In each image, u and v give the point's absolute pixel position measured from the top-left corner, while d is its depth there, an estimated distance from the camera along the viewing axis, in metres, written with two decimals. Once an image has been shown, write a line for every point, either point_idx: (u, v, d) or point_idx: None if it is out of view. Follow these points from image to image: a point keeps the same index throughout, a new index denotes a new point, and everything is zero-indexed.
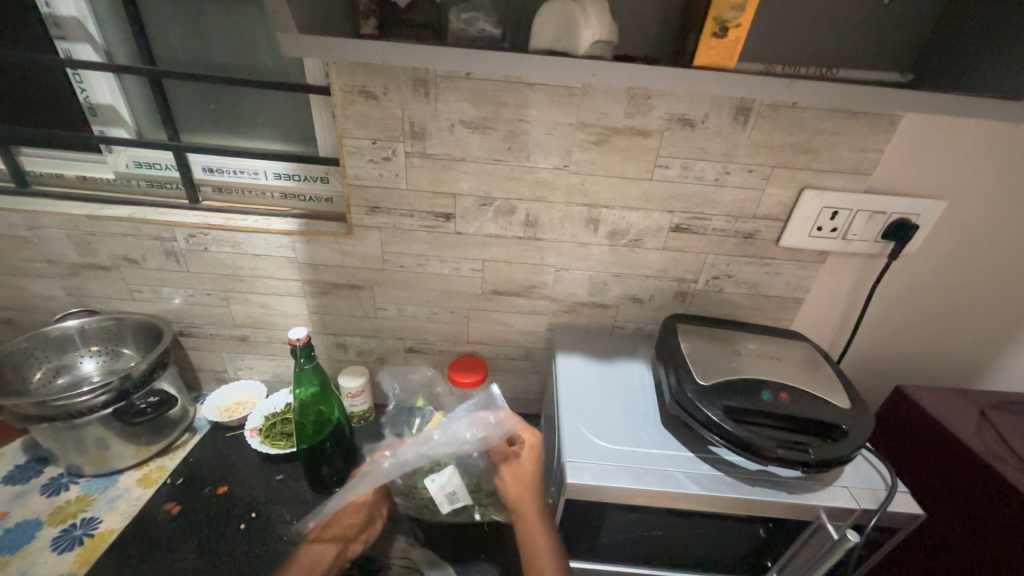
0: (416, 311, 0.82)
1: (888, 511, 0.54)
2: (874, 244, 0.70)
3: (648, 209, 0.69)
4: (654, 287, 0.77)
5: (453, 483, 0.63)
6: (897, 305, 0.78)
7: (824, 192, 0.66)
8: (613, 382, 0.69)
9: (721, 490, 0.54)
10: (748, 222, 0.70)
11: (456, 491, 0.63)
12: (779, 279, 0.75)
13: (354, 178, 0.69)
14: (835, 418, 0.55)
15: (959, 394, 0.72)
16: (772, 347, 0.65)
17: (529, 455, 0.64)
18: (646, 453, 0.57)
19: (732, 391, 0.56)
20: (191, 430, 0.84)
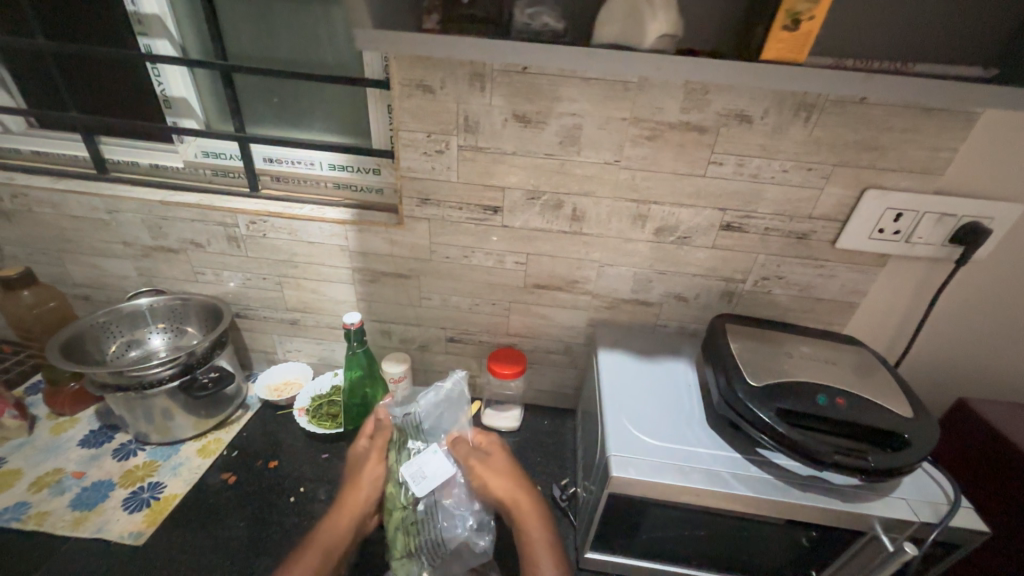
0: (459, 302, 0.84)
1: (948, 526, 0.51)
2: (940, 247, 0.67)
3: (699, 206, 0.68)
4: (700, 285, 0.76)
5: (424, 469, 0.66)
6: (959, 313, 0.74)
7: (888, 193, 0.63)
8: (656, 379, 0.69)
9: (770, 493, 0.53)
10: (804, 222, 0.68)
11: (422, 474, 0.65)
12: (833, 281, 0.73)
13: (408, 170, 0.70)
14: (896, 427, 0.53)
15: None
16: (826, 350, 0.63)
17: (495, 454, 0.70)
18: (692, 451, 0.57)
19: (785, 393, 0.55)
20: (244, 406, 0.89)
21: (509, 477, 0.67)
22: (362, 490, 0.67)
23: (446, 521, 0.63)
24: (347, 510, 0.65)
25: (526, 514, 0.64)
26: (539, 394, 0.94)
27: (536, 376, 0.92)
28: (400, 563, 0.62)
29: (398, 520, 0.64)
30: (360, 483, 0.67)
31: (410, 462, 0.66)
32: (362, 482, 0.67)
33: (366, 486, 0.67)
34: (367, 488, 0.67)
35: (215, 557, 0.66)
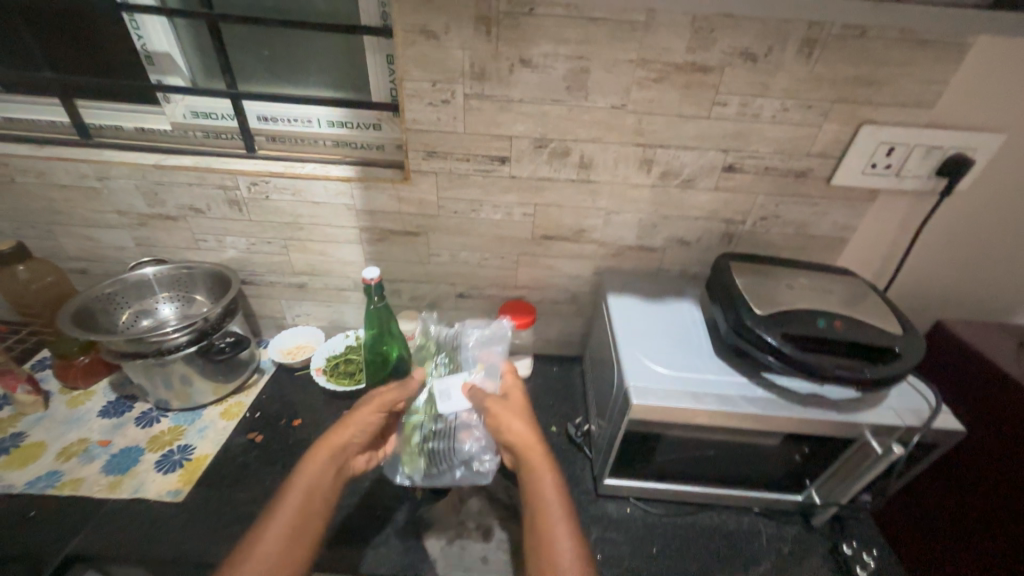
0: (468, 257, 0.85)
1: (931, 427, 0.57)
2: (926, 180, 0.71)
3: (703, 148, 0.70)
4: (701, 229, 0.79)
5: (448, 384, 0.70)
6: (939, 243, 0.79)
7: (883, 127, 0.66)
8: (665, 318, 0.72)
9: (776, 410, 0.58)
10: (802, 160, 0.71)
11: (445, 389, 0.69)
12: (827, 219, 0.76)
13: (413, 123, 0.70)
14: (888, 344, 0.58)
15: (996, 329, 0.74)
16: (822, 280, 0.68)
17: (517, 395, 0.68)
18: (704, 378, 0.61)
19: (789, 319, 0.59)
20: (259, 370, 0.90)
21: (526, 419, 0.64)
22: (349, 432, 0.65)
23: (460, 437, 0.68)
24: (330, 450, 0.62)
25: (537, 461, 0.59)
26: (547, 344, 0.98)
27: (544, 327, 0.95)
28: (408, 459, 0.70)
29: (414, 422, 0.71)
30: (348, 425, 0.65)
31: (441, 379, 0.71)
32: (352, 423, 0.65)
33: (353, 428, 0.65)
34: (355, 430, 0.65)
35: (253, 508, 0.69)
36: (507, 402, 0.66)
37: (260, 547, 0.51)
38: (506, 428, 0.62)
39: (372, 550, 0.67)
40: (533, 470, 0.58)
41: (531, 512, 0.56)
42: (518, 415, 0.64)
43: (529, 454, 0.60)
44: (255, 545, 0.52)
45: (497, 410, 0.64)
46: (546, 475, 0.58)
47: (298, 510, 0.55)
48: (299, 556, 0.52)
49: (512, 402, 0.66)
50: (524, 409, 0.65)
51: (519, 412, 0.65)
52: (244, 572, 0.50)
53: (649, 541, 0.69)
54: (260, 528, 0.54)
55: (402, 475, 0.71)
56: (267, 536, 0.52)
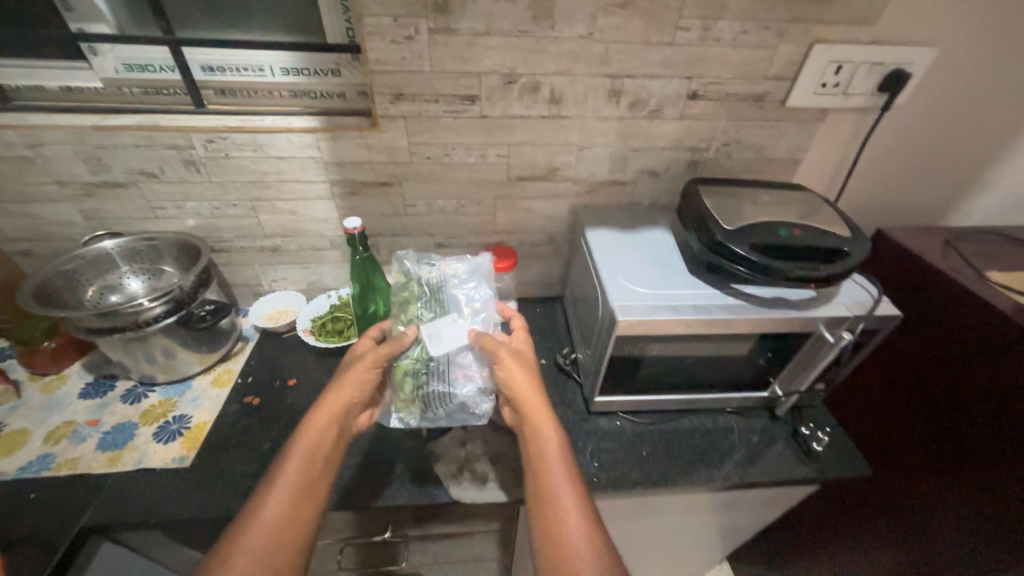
0: (444, 204, 0.85)
1: (873, 315, 0.65)
2: (870, 96, 0.76)
3: (668, 76, 0.71)
4: (669, 159, 0.82)
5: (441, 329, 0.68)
6: (879, 157, 0.87)
7: (832, 45, 0.70)
8: (641, 245, 0.77)
9: (744, 314, 0.64)
10: (760, 83, 0.74)
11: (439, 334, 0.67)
12: (782, 140, 0.81)
13: (376, 63, 0.67)
14: (839, 246, 0.64)
15: (928, 231, 0.84)
16: (781, 196, 0.73)
17: (523, 351, 0.70)
18: (681, 293, 0.66)
19: (754, 231, 0.64)
20: (243, 338, 0.89)
21: (532, 374, 0.66)
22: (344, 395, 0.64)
23: (453, 379, 0.67)
24: (327, 414, 0.63)
25: (540, 414, 0.63)
26: (528, 286, 1.01)
27: (524, 269, 0.98)
28: (402, 404, 0.68)
29: (405, 367, 0.67)
30: (343, 387, 0.64)
31: (432, 323, 0.69)
32: (346, 385, 0.64)
33: (347, 390, 0.64)
34: (351, 390, 0.65)
35: (263, 463, 0.71)
36: (517, 356, 0.67)
37: (263, 509, 0.54)
38: (513, 381, 0.64)
39: (386, 485, 0.71)
40: (534, 422, 0.62)
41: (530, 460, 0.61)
42: (525, 370, 0.66)
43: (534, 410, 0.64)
44: (262, 507, 0.55)
45: (508, 363, 0.65)
46: (548, 426, 0.62)
47: (297, 473, 0.58)
48: (302, 517, 0.56)
49: (523, 357, 0.68)
50: (529, 364, 0.68)
51: (526, 367, 0.67)
52: (251, 534, 0.53)
53: (639, 445, 0.77)
54: (265, 490, 0.56)
55: (397, 419, 0.69)
56: (271, 498, 0.55)
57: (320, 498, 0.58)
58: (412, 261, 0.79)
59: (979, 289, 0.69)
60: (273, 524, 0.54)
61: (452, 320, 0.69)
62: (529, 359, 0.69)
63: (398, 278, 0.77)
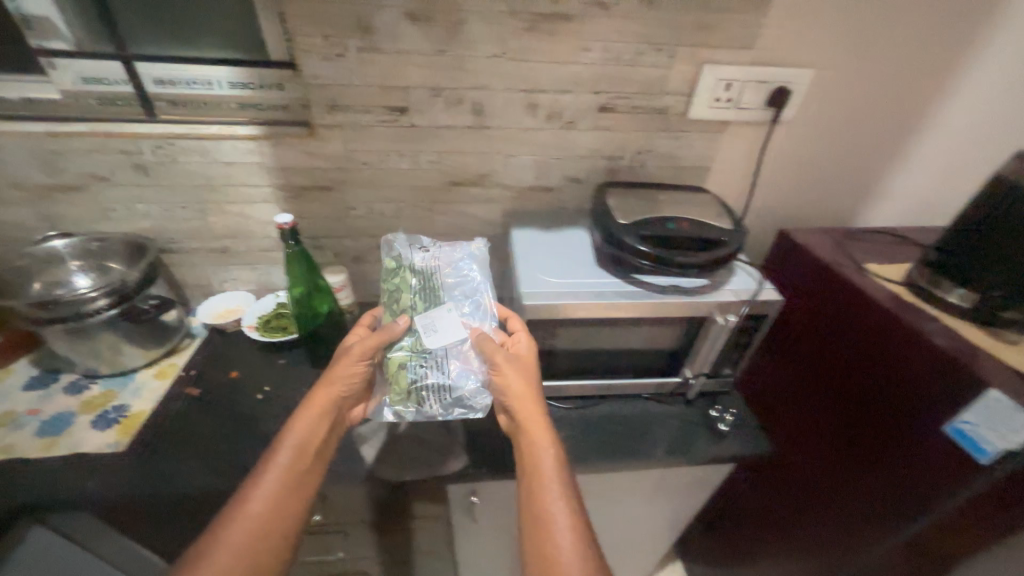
0: (384, 208, 0.92)
1: (757, 299, 0.72)
2: (762, 110, 0.85)
3: (578, 91, 0.80)
4: (588, 166, 0.90)
5: (437, 322, 0.69)
6: (784, 166, 0.94)
7: (719, 66, 0.80)
8: (559, 242, 0.84)
9: (638, 298, 0.71)
10: (662, 98, 0.83)
11: (433, 326, 0.69)
12: (690, 150, 0.90)
13: (312, 77, 0.74)
14: (721, 236, 0.71)
15: (825, 231, 0.91)
16: (680, 195, 0.81)
17: (527, 354, 0.71)
18: (584, 281, 0.73)
19: (645, 224, 0.72)
20: (191, 335, 0.93)
21: (531, 380, 0.67)
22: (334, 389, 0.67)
23: (450, 370, 0.68)
24: (317, 408, 0.66)
25: (535, 425, 0.64)
26: None
27: None
28: (397, 396, 0.67)
29: (399, 359, 0.68)
30: (333, 381, 0.68)
31: (426, 315, 0.70)
32: (336, 378, 0.68)
33: (338, 384, 0.68)
34: (341, 384, 0.68)
35: (195, 448, 0.74)
36: (517, 360, 0.68)
37: (251, 501, 0.58)
38: (510, 387, 0.66)
39: None
40: (529, 430, 0.64)
41: (524, 468, 0.63)
42: (523, 375, 0.67)
43: (532, 418, 0.65)
44: (253, 498, 0.58)
45: (506, 368, 0.66)
46: (542, 434, 0.64)
47: (291, 469, 0.61)
48: (294, 506, 0.60)
49: (522, 361, 0.69)
50: (530, 370, 0.69)
51: (526, 373, 0.68)
52: (242, 521, 0.56)
53: (559, 428, 0.82)
54: (255, 482, 0.60)
55: (390, 412, 0.68)
56: (262, 488, 0.59)
57: (308, 491, 0.62)
58: (403, 246, 0.76)
59: (861, 282, 0.75)
60: (260, 515, 0.57)
61: (448, 311, 0.70)
62: (531, 366, 0.70)
63: (390, 266, 0.74)
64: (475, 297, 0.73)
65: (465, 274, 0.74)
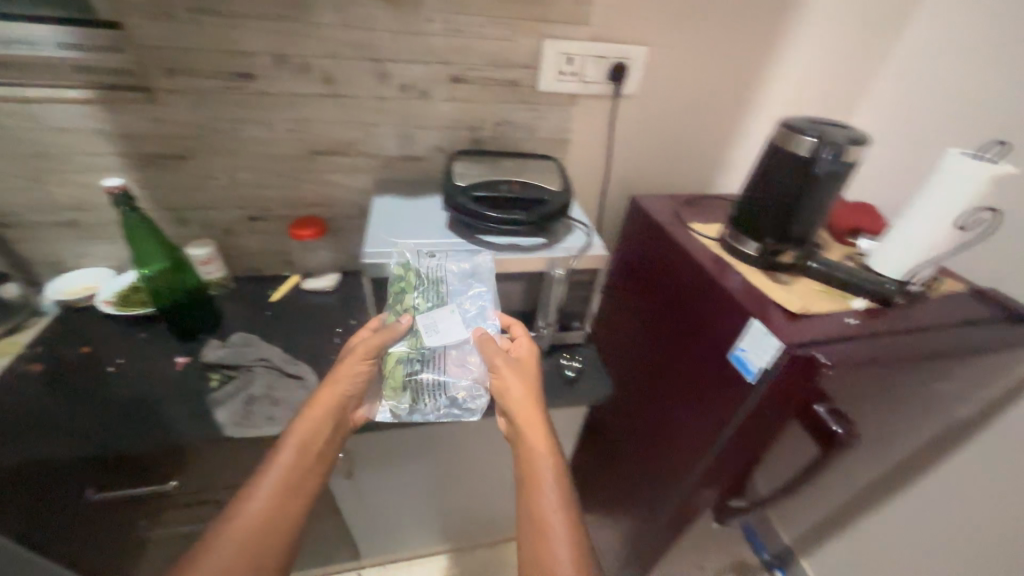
0: (247, 177, 0.91)
1: (583, 256, 0.79)
2: (605, 84, 0.93)
3: (427, 61, 0.84)
4: (452, 136, 0.94)
5: (438, 322, 0.75)
6: (639, 138, 1.03)
7: (558, 41, 0.86)
8: (418, 208, 0.88)
9: (473, 255, 0.77)
10: (510, 70, 0.88)
11: (434, 326, 0.74)
12: (547, 121, 0.96)
13: (145, 40, 0.74)
14: (546, 196, 0.78)
15: (670, 198, 1.01)
16: (525, 162, 0.87)
17: (527, 360, 0.77)
18: (426, 241, 0.78)
19: (477, 186, 0.78)
20: (39, 314, 0.89)
21: (530, 387, 0.74)
22: (335, 392, 0.72)
23: (445, 370, 0.75)
24: (320, 408, 0.70)
25: (534, 436, 0.70)
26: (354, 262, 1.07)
27: (345, 245, 1.04)
28: (392, 391, 0.74)
29: (398, 355, 0.74)
30: (333, 383, 0.72)
31: (427, 315, 0.75)
32: (337, 376, 0.72)
33: (343, 384, 0.72)
34: (343, 382, 0.72)
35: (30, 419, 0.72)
36: (518, 368, 0.75)
37: (252, 498, 0.64)
38: (511, 392, 0.73)
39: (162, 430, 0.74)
40: (528, 437, 0.70)
41: (522, 474, 0.69)
42: (523, 384, 0.74)
43: (533, 425, 0.71)
44: (252, 498, 0.64)
45: (503, 371, 0.74)
46: (542, 444, 0.70)
47: (285, 471, 0.66)
48: (290, 510, 0.65)
49: (524, 368, 0.76)
50: (532, 379, 0.75)
51: (529, 383, 0.74)
52: (240, 520, 0.62)
53: None
54: (256, 483, 0.65)
55: (386, 409, 0.75)
56: (262, 490, 0.65)
57: (311, 488, 0.67)
58: (412, 252, 0.76)
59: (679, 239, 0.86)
60: (260, 511, 0.63)
61: (449, 314, 0.76)
62: (529, 368, 0.76)
63: (395, 270, 0.75)
64: (477, 301, 0.77)
65: (473, 281, 0.77)
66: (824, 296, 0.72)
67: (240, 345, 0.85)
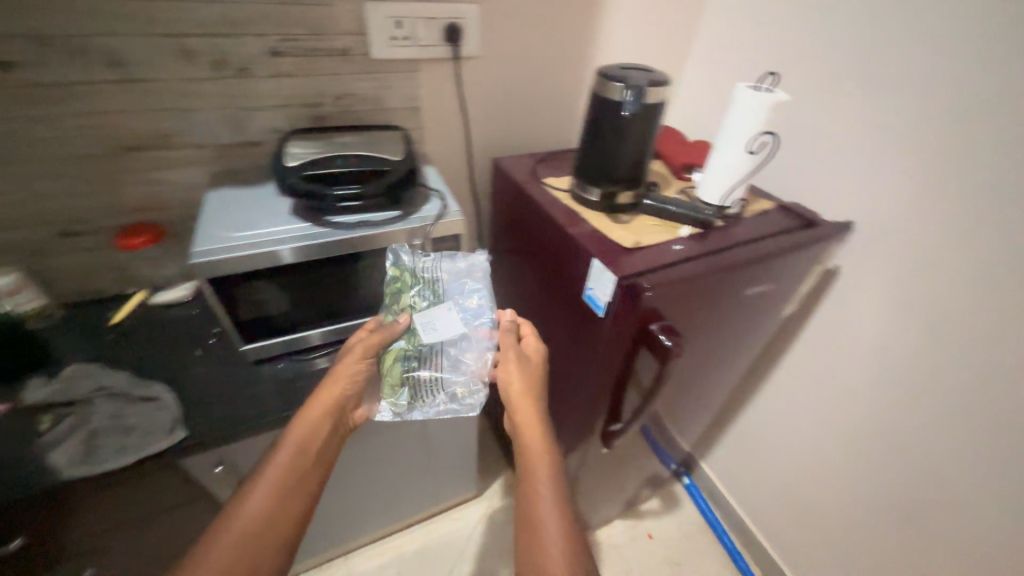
0: (43, 187, 0.78)
1: (439, 224, 0.79)
2: (442, 47, 0.91)
3: (235, 34, 0.77)
4: (289, 116, 0.88)
5: (435, 318, 0.75)
6: (491, 100, 1.04)
7: (381, 3, 0.83)
8: (260, 197, 0.82)
9: (318, 237, 0.74)
10: (337, 39, 0.84)
11: (433, 322, 0.75)
12: (391, 91, 0.93)
13: None
14: (386, 167, 0.78)
15: (529, 156, 1.05)
16: (367, 137, 0.84)
17: (534, 356, 0.75)
18: (266, 230, 0.74)
19: (311, 166, 0.75)
20: None
21: (533, 381, 0.72)
22: (332, 393, 0.70)
23: (441, 366, 0.75)
24: (319, 408, 0.69)
25: (531, 434, 0.68)
26: None
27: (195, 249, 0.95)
28: (390, 388, 0.74)
29: (397, 352, 0.74)
30: (331, 383, 0.71)
31: (425, 312, 0.76)
32: (338, 376, 0.71)
33: (340, 383, 0.71)
34: (343, 382, 0.71)
35: None
36: (520, 363, 0.73)
37: (251, 498, 0.61)
38: (510, 385, 0.71)
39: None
40: (524, 432, 0.68)
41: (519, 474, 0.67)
42: (524, 377, 0.72)
43: (529, 421, 0.69)
44: (249, 499, 0.61)
45: (506, 366, 0.72)
46: (537, 440, 0.67)
47: (280, 475, 0.64)
48: (288, 515, 0.62)
49: (527, 363, 0.74)
50: (534, 373, 0.73)
51: (529, 376, 0.72)
52: (236, 524, 0.59)
53: (297, 378, 0.84)
54: (254, 482, 0.63)
55: (385, 408, 0.75)
56: (259, 491, 0.62)
57: (310, 489, 0.65)
58: (408, 254, 0.80)
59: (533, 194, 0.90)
60: (256, 512, 0.60)
61: (446, 311, 0.76)
62: (536, 366, 0.74)
63: (391, 271, 0.79)
64: (474, 299, 0.78)
65: (468, 281, 0.79)
66: (656, 228, 0.80)
67: (73, 378, 0.75)
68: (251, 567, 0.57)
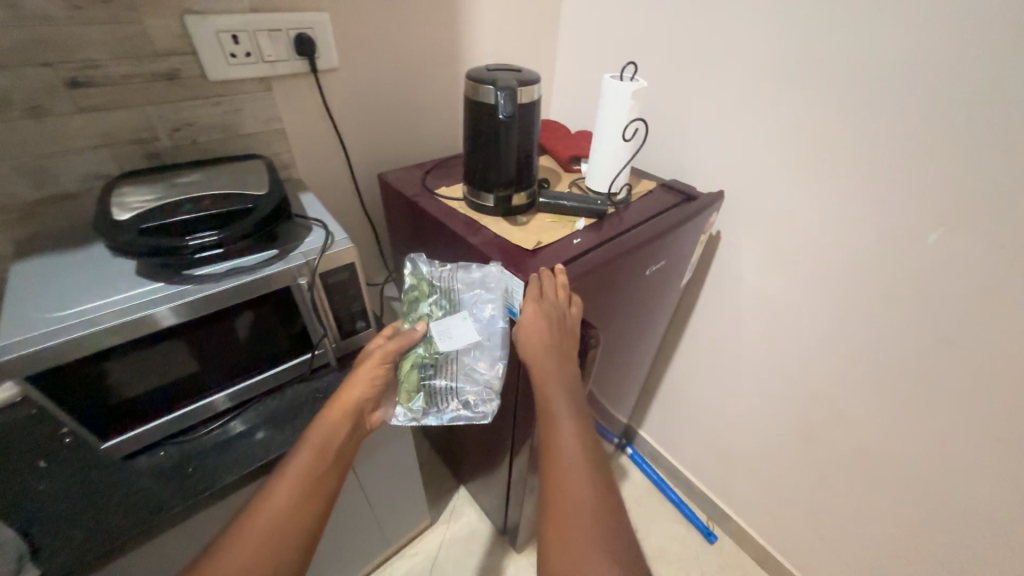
0: None
1: (325, 255, 0.71)
2: (294, 61, 0.82)
3: (10, 65, 0.62)
4: (113, 156, 0.74)
5: (450, 326, 0.70)
6: (364, 112, 0.97)
7: (206, 17, 0.71)
8: (89, 260, 0.68)
9: (176, 297, 0.62)
10: (158, 61, 0.71)
11: (449, 331, 0.70)
12: (243, 115, 0.82)
13: None
14: (247, 204, 0.68)
15: (415, 167, 1.00)
16: (220, 172, 0.73)
17: (535, 313, 0.63)
18: (102, 301, 0.60)
19: (148, 216, 0.63)
20: None
21: (545, 338, 0.64)
22: (349, 397, 0.68)
23: (456, 376, 0.71)
24: (340, 410, 0.67)
25: (549, 394, 0.62)
26: None
27: None
28: (405, 395, 0.70)
29: (414, 359, 0.70)
30: (350, 386, 0.68)
31: (439, 321, 0.71)
32: (354, 380, 0.69)
33: (358, 386, 0.69)
34: (358, 389, 0.69)
35: None
36: (527, 322, 0.64)
37: (270, 499, 0.58)
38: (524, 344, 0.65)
39: None
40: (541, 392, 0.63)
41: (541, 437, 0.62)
42: (533, 338, 0.64)
43: (546, 380, 0.63)
44: (270, 497, 0.58)
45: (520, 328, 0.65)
46: (555, 402, 0.62)
47: (302, 474, 0.61)
48: (306, 516, 0.59)
49: (533, 323, 0.63)
50: (545, 334, 0.64)
51: (537, 336, 0.64)
52: (255, 519, 0.56)
53: (186, 463, 0.71)
54: (273, 480, 0.60)
55: (402, 414, 0.71)
56: (278, 490, 0.59)
57: (322, 497, 0.61)
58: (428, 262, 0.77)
59: (426, 206, 0.86)
60: (276, 512, 0.57)
61: (460, 321, 0.71)
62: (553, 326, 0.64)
63: (409, 279, 0.76)
64: (490, 309, 0.71)
65: (485, 290, 0.72)
66: (554, 224, 0.81)
67: None
68: (273, 565, 0.54)
